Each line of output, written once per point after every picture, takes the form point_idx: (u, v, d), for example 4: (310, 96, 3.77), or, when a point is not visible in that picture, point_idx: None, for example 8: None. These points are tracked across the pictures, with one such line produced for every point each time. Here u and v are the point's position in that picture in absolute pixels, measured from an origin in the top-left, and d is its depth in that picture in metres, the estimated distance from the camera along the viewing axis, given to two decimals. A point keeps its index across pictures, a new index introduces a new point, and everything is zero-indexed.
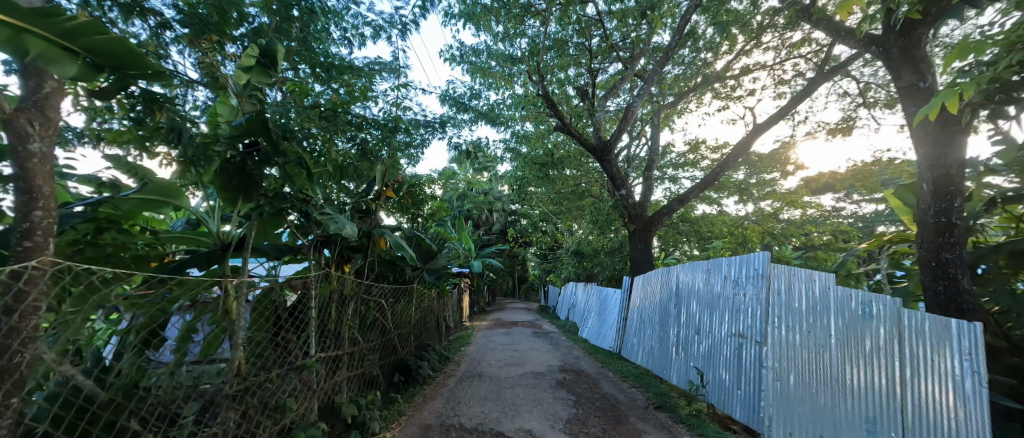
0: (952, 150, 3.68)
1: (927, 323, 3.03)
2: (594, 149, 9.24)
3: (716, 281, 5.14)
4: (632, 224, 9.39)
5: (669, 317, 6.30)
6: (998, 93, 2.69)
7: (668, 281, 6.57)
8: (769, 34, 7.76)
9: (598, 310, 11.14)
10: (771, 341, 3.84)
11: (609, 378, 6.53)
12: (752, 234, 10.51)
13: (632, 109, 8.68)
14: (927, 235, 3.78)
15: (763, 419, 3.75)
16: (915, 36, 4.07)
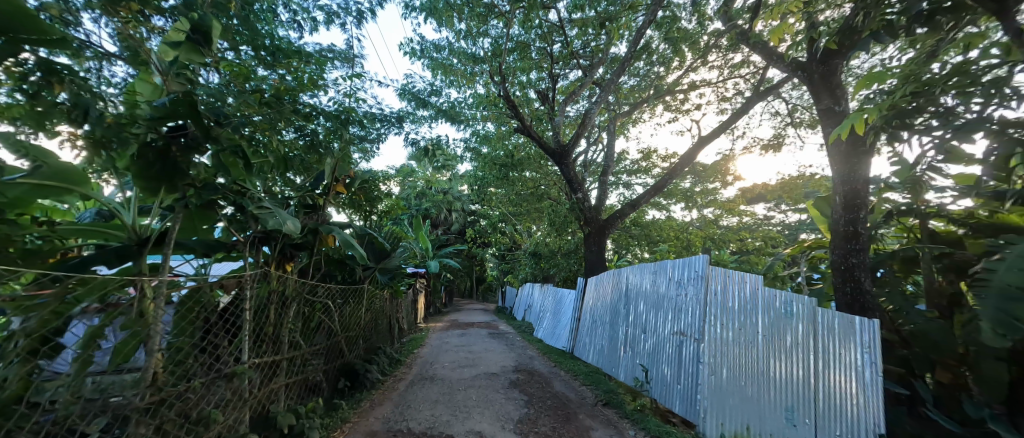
0: (859, 167, 4.12)
1: (836, 320, 3.41)
2: (553, 152, 9.29)
3: (661, 282, 5.31)
4: (587, 227, 9.60)
5: (618, 317, 6.46)
6: (895, 118, 3.02)
7: (618, 283, 6.76)
8: (713, 54, 8.21)
9: (553, 312, 11.24)
10: (708, 338, 4.00)
11: (561, 378, 6.57)
12: (695, 238, 11.12)
13: (589, 116, 8.82)
14: (838, 242, 4.18)
15: (699, 412, 3.82)
16: (831, 65, 4.48)
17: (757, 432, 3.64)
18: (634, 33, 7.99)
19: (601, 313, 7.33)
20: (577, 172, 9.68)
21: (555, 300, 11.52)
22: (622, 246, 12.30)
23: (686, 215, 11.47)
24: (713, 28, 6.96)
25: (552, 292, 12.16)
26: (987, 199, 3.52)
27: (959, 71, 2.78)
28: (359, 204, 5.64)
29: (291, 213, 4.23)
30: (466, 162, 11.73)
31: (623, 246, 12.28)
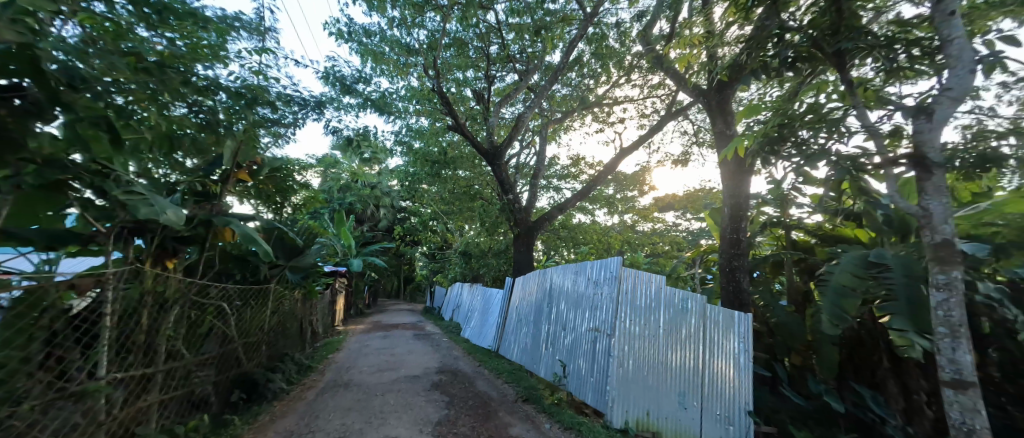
0: (742, 184, 5.06)
1: (721, 315, 3.89)
2: (486, 152, 9.27)
3: (582, 282, 5.51)
4: (517, 228, 9.73)
5: (541, 316, 6.61)
6: (768, 145, 3.44)
7: (542, 283, 6.93)
8: (635, 73, 8.79)
9: (481, 312, 11.21)
10: (619, 332, 4.29)
11: (485, 377, 6.54)
12: (615, 241, 11.83)
13: (523, 119, 8.92)
14: (725, 247, 5.06)
15: (607, 402, 4.07)
16: (726, 96, 5.28)
17: (654, 418, 3.94)
18: (567, 42, 8.30)
19: (526, 311, 7.54)
20: (509, 173, 9.75)
21: (483, 300, 11.50)
22: (549, 249, 12.66)
23: (609, 220, 12.04)
24: (640, 46, 7.46)
25: (479, 293, 12.12)
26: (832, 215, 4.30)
27: (813, 109, 3.31)
28: (266, 196, 5.15)
29: (174, 200, 3.65)
30: (397, 157, 11.21)
31: (549, 249, 12.62)
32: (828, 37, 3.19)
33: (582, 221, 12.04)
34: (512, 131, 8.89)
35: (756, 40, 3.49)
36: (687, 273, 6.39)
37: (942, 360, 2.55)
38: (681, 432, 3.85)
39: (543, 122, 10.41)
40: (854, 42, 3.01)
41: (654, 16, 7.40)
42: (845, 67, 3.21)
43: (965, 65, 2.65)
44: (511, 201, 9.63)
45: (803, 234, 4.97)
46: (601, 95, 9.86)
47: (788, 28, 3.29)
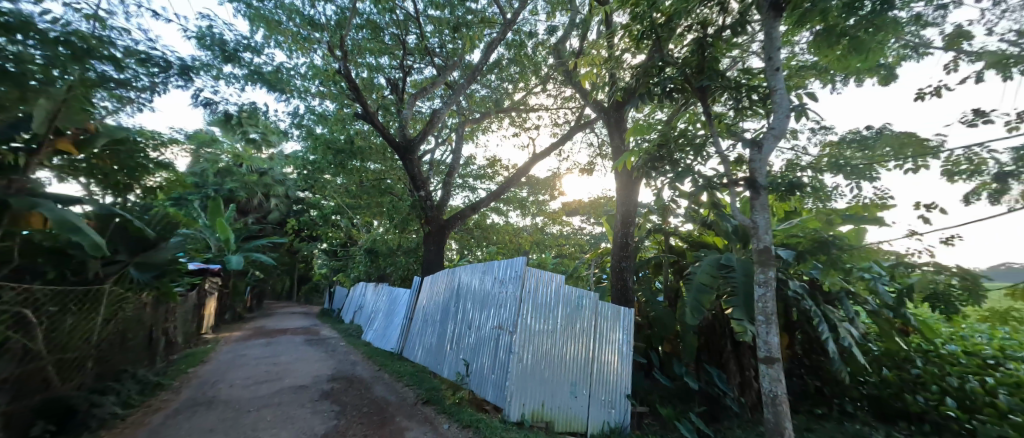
0: (631, 193, 5.89)
1: (610, 311, 4.81)
2: (397, 145, 9.10)
3: (489, 281, 5.61)
4: (428, 226, 9.75)
5: (449, 317, 6.67)
6: (651, 163, 4.06)
7: (452, 283, 6.95)
8: (551, 83, 9.34)
9: (386, 313, 10.82)
10: (520, 329, 4.40)
11: (382, 381, 6.53)
12: (525, 243, 12.38)
13: (438, 116, 8.91)
14: (617, 250, 5.77)
15: (505, 397, 4.18)
16: (621, 118, 6.25)
17: (548, 407, 4.35)
18: (487, 45, 8.57)
19: (432, 312, 7.57)
20: (423, 170, 9.75)
21: (388, 301, 11.10)
22: (461, 249, 12.67)
23: (520, 221, 12.47)
24: (554, 59, 8.04)
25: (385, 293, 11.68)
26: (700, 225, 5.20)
27: (685, 135, 4.10)
28: (111, 180, 4.57)
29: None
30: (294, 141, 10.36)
31: (461, 249, 12.68)
32: (696, 73, 3.93)
33: (495, 222, 12.24)
34: (427, 126, 8.82)
35: (646, 70, 4.13)
36: (585, 274, 7.12)
37: (760, 342, 3.43)
38: (572, 417, 4.40)
39: (458, 120, 10.55)
40: (711, 81, 3.78)
41: (567, 32, 8.04)
42: (707, 99, 3.93)
43: (783, 113, 3.55)
44: (423, 198, 9.65)
45: (678, 241, 5.86)
46: (517, 100, 10.26)
47: (667, 62, 4.01)
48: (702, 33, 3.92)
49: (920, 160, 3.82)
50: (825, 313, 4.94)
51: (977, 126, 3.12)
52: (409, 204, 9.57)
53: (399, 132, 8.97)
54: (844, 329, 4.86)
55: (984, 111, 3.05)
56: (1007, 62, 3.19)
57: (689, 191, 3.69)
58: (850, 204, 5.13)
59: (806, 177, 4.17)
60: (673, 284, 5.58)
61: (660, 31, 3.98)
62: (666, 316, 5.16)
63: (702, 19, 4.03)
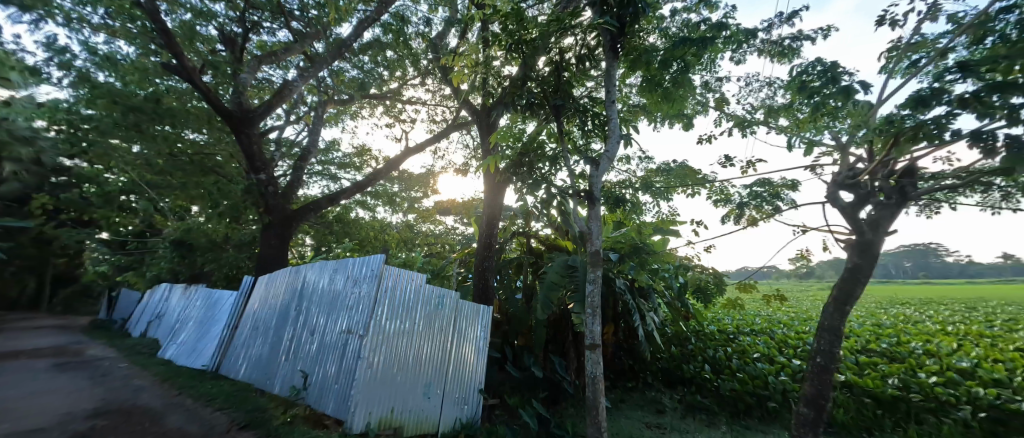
0: (497, 198, 6.37)
1: (470, 309, 4.88)
2: (230, 115, 7.44)
3: (339, 280, 4.51)
4: (267, 216, 8.22)
5: (286, 322, 5.20)
6: (515, 167, 4.22)
7: (293, 280, 5.37)
8: (429, 79, 9.36)
9: (198, 321, 7.89)
10: (372, 332, 3.79)
11: (184, 408, 4.74)
12: (392, 240, 12.01)
13: (289, 88, 7.72)
14: (481, 250, 6.25)
15: (348, 408, 3.51)
16: (492, 123, 6.79)
17: (398, 412, 3.93)
18: (360, 23, 8.06)
19: (261, 317, 5.91)
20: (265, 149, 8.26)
21: (203, 305, 8.11)
22: (316, 245, 11.60)
23: (389, 217, 12.19)
24: (432, 55, 8.09)
25: (199, 295, 8.57)
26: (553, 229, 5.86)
27: (535, 141, 4.23)
28: None
29: None
30: (51, 87, 8.10)
31: (316, 244, 11.62)
32: (552, 93, 4.17)
33: (360, 216, 11.64)
34: (274, 97, 7.59)
35: (511, 82, 4.13)
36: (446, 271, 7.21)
37: (586, 331, 3.85)
38: (423, 419, 4.16)
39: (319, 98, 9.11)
40: (562, 101, 4.11)
41: (445, 29, 8.24)
42: (561, 116, 4.20)
43: (615, 140, 4.06)
44: (264, 180, 8.15)
45: (537, 242, 6.74)
46: (393, 90, 9.94)
47: (529, 77, 4.10)
48: (555, 55, 4.15)
49: (693, 187, 5.21)
50: (638, 304, 6.18)
51: (728, 166, 4.46)
52: (243, 186, 7.97)
53: (232, 98, 7.30)
54: (650, 316, 6.18)
55: (732, 156, 4.39)
56: (746, 122, 4.70)
57: (541, 199, 4.05)
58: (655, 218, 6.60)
59: (628, 193, 5.28)
60: (531, 282, 6.30)
61: (526, 47, 3.95)
62: (521, 313, 5.79)
63: (556, 44, 4.08)
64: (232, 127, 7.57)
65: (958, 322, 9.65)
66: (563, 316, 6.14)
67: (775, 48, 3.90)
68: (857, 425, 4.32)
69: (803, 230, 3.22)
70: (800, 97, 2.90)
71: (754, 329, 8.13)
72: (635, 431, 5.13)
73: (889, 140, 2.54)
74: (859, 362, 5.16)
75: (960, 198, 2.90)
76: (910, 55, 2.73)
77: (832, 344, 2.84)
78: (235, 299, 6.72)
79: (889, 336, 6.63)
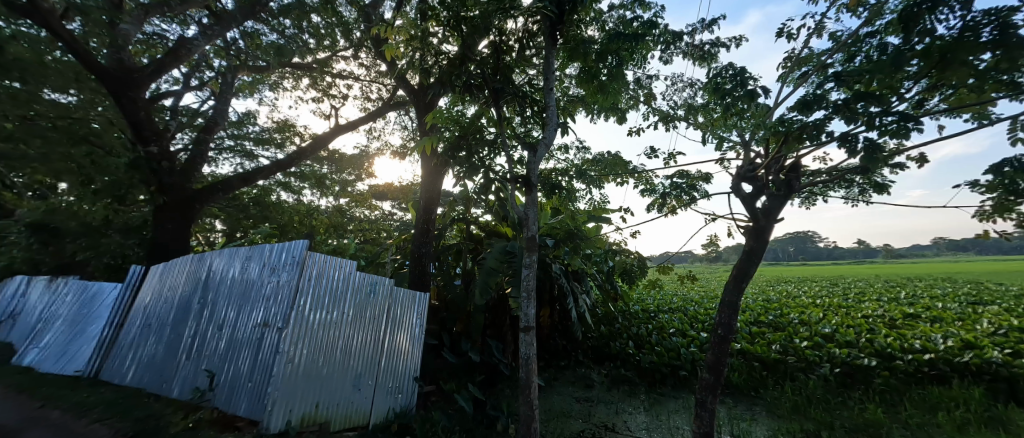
0: (435, 182, 6.33)
1: (405, 296, 4.89)
2: (106, 74, 6.19)
3: (252, 269, 4.15)
4: (163, 196, 7.33)
5: (187, 316, 4.58)
6: (453, 152, 4.20)
7: (196, 268, 4.77)
8: (364, 53, 8.90)
9: (67, 319, 6.43)
10: (294, 324, 3.60)
11: (52, 422, 3.80)
12: (320, 226, 11.29)
13: (191, 45, 6.66)
14: (418, 238, 6.19)
15: (265, 407, 3.31)
16: (431, 103, 6.72)
17: (323, 407, 3.81)
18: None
19: (153, 311, 5.11)
20: (153, 116, 7.20)
21: (75, 298, 6.63)
22: (229, 230, 10.54)
23: (318, 201, 11.50)
24: (364, 25, 7.68)
25: (66, 287, 6.98)
26: (492, 213, 5.93)
27: (474, 125, 4.26)
28: None
29: None
30: None
31: (229, 229, 10.56)
32: (492, 77, 4.20)
33: (283, 199, 10.82)
34: (167, 57, 6.53)
35: (450, 61, 4.10)
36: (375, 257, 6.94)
37: (521, 314, 3.98)
38: (352, 412, 4.09)
39: (228, 63, 7.99)
40: (500, 84, 4.16)
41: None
42: (501, 101, 4.24)
43: (553, 128, 4.21)
44: (156, 154, 7.20)
45: (477, 230, 6.77)
46: (323, 62, 9.29)
47: (469, 59, 4.08)
48: (495, 38, 4.18)
49: (623, 177, 5.54)
50: (571, 286, 6.53)
51: (653, 158, 4.82)
52: (127, 158, 6.82)
53: (109, 53, 6.10)
54: (581, 299, 6.55)
55: (656, 149, 4.75)
56: (669, 118, 5.12)
57: (478, 184, 4.12)
58: (587, 206, 6.92)
59: (563, 181, 5.51)
60: (470, 268, 6.41)
61: (466, 25, 3.95)
62: (460, 299, 5.91)
63: (498, 26, 4.14)
64: (110, 89, 6.39)
65: (826, 295, 11.49)
66: (501, 301, 6.35)
67: (697, 52, 4.27)
68: (747, 385, 4.89)
69: (710, 218, 3.54)
70: (714, 96, 3.16)
71: (670, 308, 8.99)
72: (566, 405, 5.50)
73: (782, 137, 2.88)
74: (751, 333, 6.00)
75: (830, 191, 3.38)
76: (801, 66, 3.13)
77: (731, 317, 3.18)
78: (122, 292, 5.68)
79: (775, 309, 7.74)
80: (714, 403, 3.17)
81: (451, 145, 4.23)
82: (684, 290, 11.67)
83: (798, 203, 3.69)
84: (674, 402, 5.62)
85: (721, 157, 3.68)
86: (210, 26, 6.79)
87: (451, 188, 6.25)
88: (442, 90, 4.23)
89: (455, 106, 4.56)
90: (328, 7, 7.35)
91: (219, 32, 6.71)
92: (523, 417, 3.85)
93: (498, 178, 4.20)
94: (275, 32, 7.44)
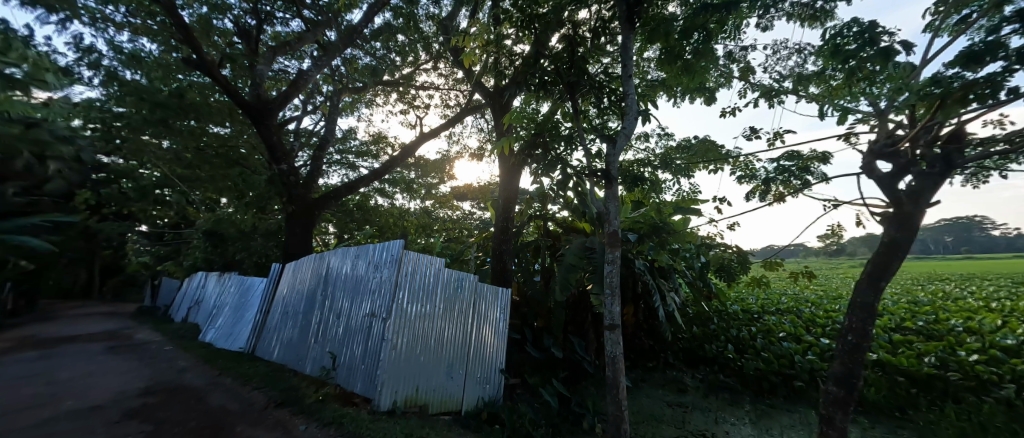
0: (513, 181, 6.26)
1: (488, 290, 4.84)
2: (248, 106, 7.11)
3: (359, 265, 4.47)
4: (291, 205, 8.15)
5: (310, 306, 5.13)
6: (532, 149, 4.00)
7: (315, 265, 5.31)
8: (441, 63, 9.11)
9: (233, 307, 7.58)
10: (396, 315, 3.80)
11: (227, 386, 4.61)
12: (412, 226, 11.92)
13: (307, 77, 7.44)
14: (498, 236, 6.14)
15: (376, 387, 3.59)
16: (506, 104, 6.66)
17: (422, 392, 3.98)
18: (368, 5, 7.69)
19: (285, 301, 5.82)
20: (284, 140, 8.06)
21: (236, 290, 7.80)
22: (339, 233, 11.73)
23: (409, 203, 12.15)
24: (443, 37, 7.90)
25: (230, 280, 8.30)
26: (571, 211, 5.67)
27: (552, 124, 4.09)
28: None
29: None
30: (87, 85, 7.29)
31: (338, 232, 11.75)
32: (566, 71, 3.92)
33: (379, 203, 11.69)
34: (291, 88, 7.35)
35: (523, 61, 3.91)
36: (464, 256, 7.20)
37: (604, 311, 3.69)
38: (447, 398, 4.20)
39: (334, 87, 8.84)
40: (578, 78, 3.88)
41: (455, 9, 7.97)
42: (576, 94, 3.97)
43: (632, 116, 3.87)
44: (286, 171, 8.00)
45: (555, 225, 6.56)
46: (407, 76, 9.81)
47: (544, 55, 3.88)
48: (568, 30, 3.96)
49: (717, 164, 4.96)
50: (657, 284, 6.05)
51: (752, 139, 4.22)
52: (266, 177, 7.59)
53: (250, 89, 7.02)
54: (670, 296, 6.01)
55: (758, 130, 4.14)
56: (773, 92, 4.44)
57: (556, 181, 3.91)
58: (674, 197, 6.35)
59: (645, 172, 5.07)
60: (549, 265, 6.26)
61: (538, 23, 3.80)
62: (540, 296, 5.83)
63: (570, 19, 3.95)
64: (252, 120, 7.29)
65: (1001, 298, 9.17)
66: (581, 298, 6.08)
67: (806, 11, 3.58)
68: (891, 404, 4.18)
69: (831, 205, 2.95)
70: (833, 63, 2.65)
71: (780, 308, 7.92)
72: (658, 408, 5.09)
73: (934, 103, 2.26)
74: (893, 341, 4.99)
75: (1012, 164, 2.64)
76: (957, 9, 2.45)
77: (866, 321, 2.58)
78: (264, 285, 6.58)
79: (926, 313, 6.33)
80: (846, 422, 2.62)
81: (526, 141, 4.10)
82: (797, 289, 10.25)
83: (961, 181, 2.95)
84: (787, 415, 4.89)
85: (846, 132, 3.06)
86: (320, 58, 7.55)
87: (528, 187, 6.12)
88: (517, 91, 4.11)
89: (530, 104, 4.43)
90: (411, 25, 7.67)
91: (326, 62, 7.39)
92: (611, 416, 3.60)
93: (573, 171, 3.92)
94: (368, 55, 7.98)
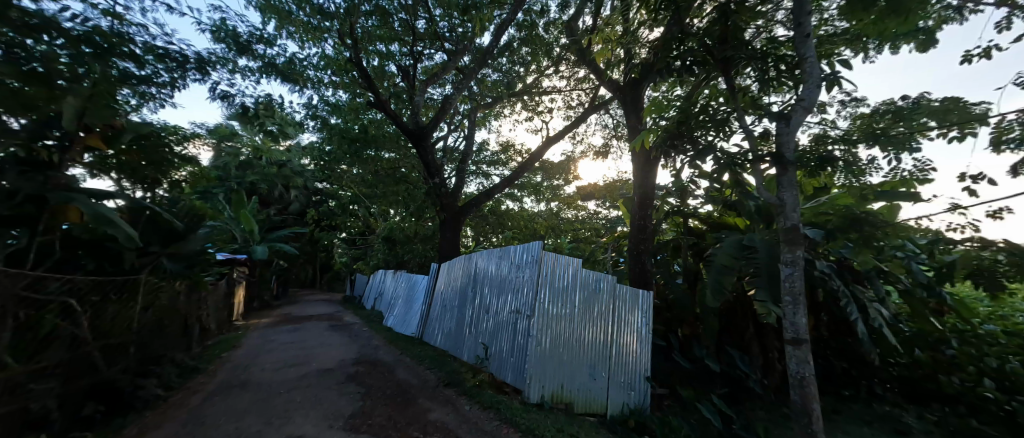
0: (649, 177, 5.49)
1: (628, 294, 3.85)
2: (409, 133, 7.93)
3: (503, 265, 4.44)
4: (443, 213, 8.72)
5: (463, 301, 5.39)
6: (671, 141, 3.36)
7: (465, 264, 5.54)
8: (562, 65, 8.75)
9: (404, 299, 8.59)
10: (540, 313, 3.63)
11: (405, 364, 5.20)
12: (541, 227, 11.85)
13: (451, 101, 7.95)
14: (634, 234, 5.43)
15: (526, 379, 3.50)
16: (639, 96, 5.89)
17: (568, 389, 3.58)
18: (496, 25, 7.78)
19: (442, 296, 6.27)
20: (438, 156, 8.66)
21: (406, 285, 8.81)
22: (476, 236, 12.42)
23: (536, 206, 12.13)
24: (566, 38, 7.53)
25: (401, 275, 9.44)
26: (722, 206, 4.62)
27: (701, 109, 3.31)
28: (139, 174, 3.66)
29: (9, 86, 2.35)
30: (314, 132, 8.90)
31: (475, 236, 12.45)
32: (714, 50, 3.13)
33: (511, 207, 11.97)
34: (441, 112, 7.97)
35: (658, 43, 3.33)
36: (600, 257, 6.77)
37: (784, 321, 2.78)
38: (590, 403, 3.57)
39: (471, 106, 9.26)
40: (735, 53, 3.03)
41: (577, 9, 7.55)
42: (731, 72, 3.13)
43: (815, 82, 2.82)
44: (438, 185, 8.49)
45: (696, 222, 5.40)
46: (531, 83, 9.78)
47: (687, 34, 3.20)
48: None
49: None
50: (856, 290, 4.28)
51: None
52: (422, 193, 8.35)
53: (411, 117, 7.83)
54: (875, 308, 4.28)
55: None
56: None
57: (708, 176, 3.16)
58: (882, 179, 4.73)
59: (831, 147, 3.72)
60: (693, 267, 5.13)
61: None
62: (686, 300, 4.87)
63: None
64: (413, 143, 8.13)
65: None
66: (737, 302, 4.79)
67: None
68: None
69: None
70: None
71: None
72: None
73: None
74: None
75: None
76: None
77: None
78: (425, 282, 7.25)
79: None
80: None
81: (668, 125, 3.45)
82: None
83: None
84: None
85: None
86: (461, 81, 7.99)
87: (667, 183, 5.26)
88: (652, 78, 3.47)
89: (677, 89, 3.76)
90: (535, 35, 7.53)
91: (464, 85, 7.77)
92: None
93: (731, 158, 3.11)
94: (496, 71, 8.17)
